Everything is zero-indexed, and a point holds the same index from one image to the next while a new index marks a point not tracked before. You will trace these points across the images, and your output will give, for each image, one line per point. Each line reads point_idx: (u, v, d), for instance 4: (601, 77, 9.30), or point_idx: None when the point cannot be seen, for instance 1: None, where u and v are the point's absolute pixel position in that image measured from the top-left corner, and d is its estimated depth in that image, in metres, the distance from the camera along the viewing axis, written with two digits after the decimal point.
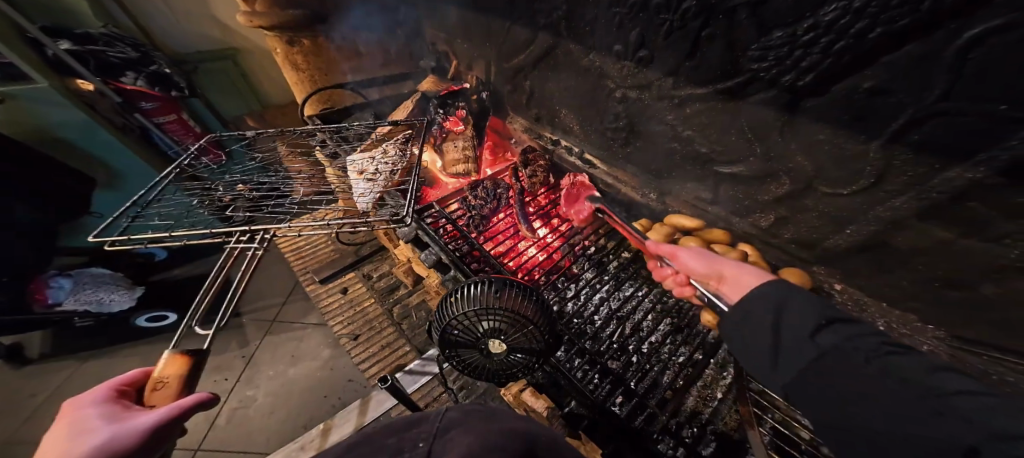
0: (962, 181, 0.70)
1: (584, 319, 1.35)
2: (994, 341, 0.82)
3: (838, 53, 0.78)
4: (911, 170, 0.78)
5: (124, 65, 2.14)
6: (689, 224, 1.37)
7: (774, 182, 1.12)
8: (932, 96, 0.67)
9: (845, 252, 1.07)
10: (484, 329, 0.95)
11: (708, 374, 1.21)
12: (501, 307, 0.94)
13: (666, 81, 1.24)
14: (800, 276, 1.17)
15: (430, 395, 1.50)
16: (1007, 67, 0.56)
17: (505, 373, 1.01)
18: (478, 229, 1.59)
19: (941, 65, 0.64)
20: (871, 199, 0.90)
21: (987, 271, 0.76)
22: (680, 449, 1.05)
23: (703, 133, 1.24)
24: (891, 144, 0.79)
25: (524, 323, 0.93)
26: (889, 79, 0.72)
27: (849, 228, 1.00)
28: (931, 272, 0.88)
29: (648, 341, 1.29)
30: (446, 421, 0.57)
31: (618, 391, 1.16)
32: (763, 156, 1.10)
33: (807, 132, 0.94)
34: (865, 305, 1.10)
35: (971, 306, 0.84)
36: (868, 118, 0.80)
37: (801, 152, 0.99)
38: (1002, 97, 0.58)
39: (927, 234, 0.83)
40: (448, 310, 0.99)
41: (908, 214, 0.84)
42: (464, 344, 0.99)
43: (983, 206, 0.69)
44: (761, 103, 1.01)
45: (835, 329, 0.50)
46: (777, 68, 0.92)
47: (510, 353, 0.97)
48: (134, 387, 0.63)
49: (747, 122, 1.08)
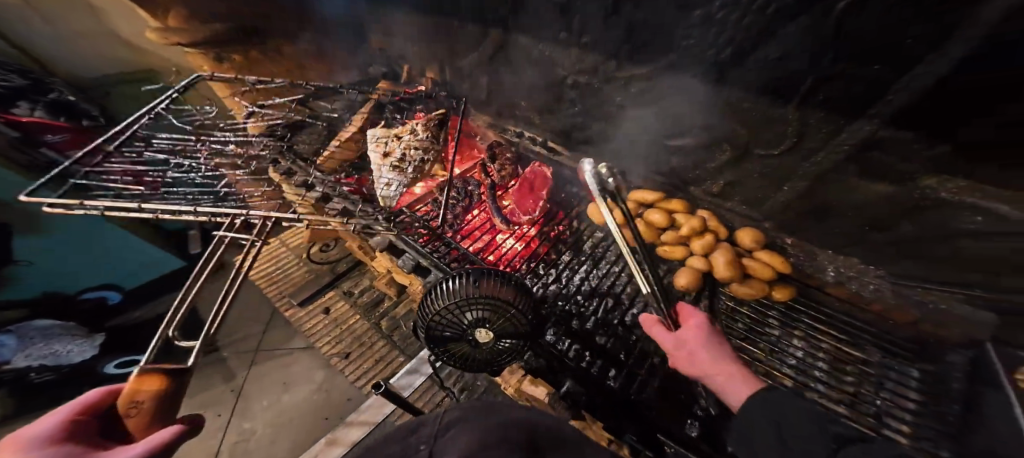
0: (864, 132, 0.89)
1: (569, 298, 1.40)
2: (933, 278, 1.04)
3: (748, 25, 0.90)
4: (824, 127, 0.96)
5: (13, 93, 1.83)
6: (651, 197, 1.45)
7: (718, 150, 1.27)
8: (827, 58, 0.83)
9: (786, 206, 1.25)
10: (469, 321, 0.94)
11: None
12: (481, 296, 0.93)
13: (610, 64, 1.30)
14: (756, 235, 1.30)
15: (433, 401, 1.51)
16: (866, 35, 0.74)
17: (496, 362, 1.02)
18: (454, 228, 1.61)
19: (829, 31, 0.78)
20: (799, 157, 1.08)
21: (903, 214, 0.98)
22: (677, 412, 1.13)
23: (652, 112, 1.33)
24: (802, 105, 0.96)
25: (507, 307, 0.93)
26: (791, 48, 0.87)
27: (789, 184, 1.18)
28: (859, 216, 1.08)
29: (631, 312, 1.36)
30: (446, 420, 0.59)
31: (610, 366, 1.22)
32: (704, 128, 1.24)
33: (735, 102, 1.10)
34: (814, 254, 1.27)
35: (898, 242, 1.05)
36: (782, 87, 0.96)
37: (735, 121, 1.14)
38: (874, 60, 0.76)
39: (842, 184, 1.04)
40: (429, 306, 0.97)
41: (829, 167, 1.03)
42: (452, 339, 0.97)
43: (883, 153, 0.89)
44: (697, 79, 1.13)
45: (850, 453, 0.47)
46: (701, 44, 1.03)
47: (498, 340, 0.97)
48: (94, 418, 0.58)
49: (685, 96, 1.19)
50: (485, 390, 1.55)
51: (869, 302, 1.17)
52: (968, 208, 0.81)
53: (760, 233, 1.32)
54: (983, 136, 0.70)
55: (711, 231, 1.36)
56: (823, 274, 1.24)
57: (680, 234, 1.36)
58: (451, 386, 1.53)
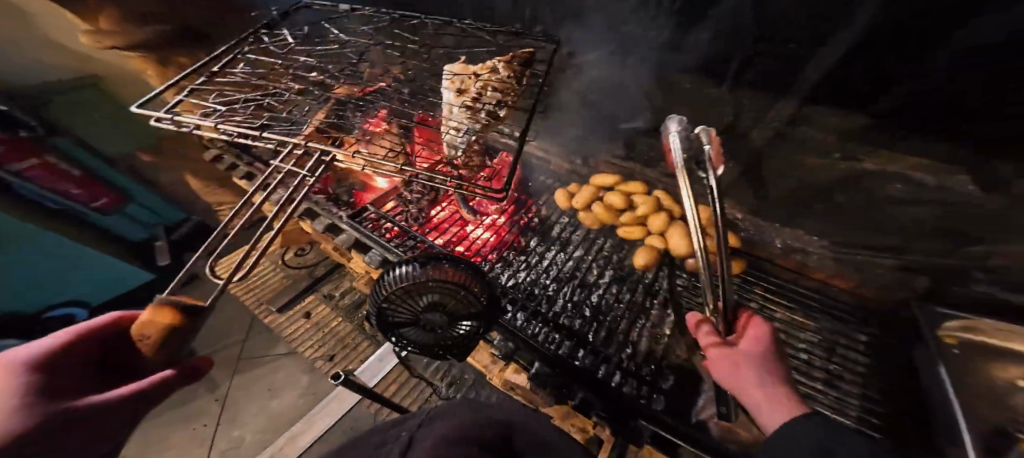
0: (788, 107, 0.99)
1: (538, 283, 1.43)
2: (867, 243, 1.12)
3: (677, 9, 1.01)
4: (755, 104, 1.05)
5: None
6: (612, 181, 1.50)
7: (668, 131, 1.34)
8: (748, 41, 0.94)
9: (734, 182, 1.32)
10: (423, 305, 0.94)
11: (655, 314, 1.33)
12: (433, 279, 0.92)
13: (564, 52, 1.35)
14: (707, 211, 1.36)
15: (421, 397, 1.56)
16: (771, 16, 0.86)
17: (456, 346, 1.03)
18: (419, 222, 1.57)
19: (744, 13, 0.89)
20: (739, 133, 1.15)
21: (835, 183, 1.06)
22: (642, 386, 1.15)
23: (604, 96, 1.39)
24: (735, 85, 1.05)
25: (460, 291, 0.93)
26: (719, 30, 0.97)
27: (731, 161, 1.26)
28: (795, 179, 1.14)
29: (598, 294, 1.40)
30: (428, 414, 0.75)
31: (579, 348, 1.23)
32: (653, 109, 1.30)
33: (677, 83, 1.17)
34: (762, 228, 1.33)
35: (835, 210, 1.13)
36: (715, 66, 1.05)
37: (681, 102, 1.21)
38: (789, 39, 0.87)
39: (780, 157, 1.12)
40: (380, 291, 0.96)
41: (765, 142, 1.11)
42: (404, 323, 0.98)
43: (809, 126, 0.98)
44: (643, 63, 1.20)
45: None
46: (643, 29, 1.12)
47: (455, 323, 0.99)
48: (95, 353, 0.40)
49: (634, 80, 1.26)
50: (473, 383, 1.59)
51: (816, 271, 1.25)
52: (892, 177, 0.93)
53: (711, 209, 1.37)
54: (883, 110, 0.84)
55: (667, 209, 1.42)
56: (771, 245, 1.31)
57: (637, 214, 1.42)
58: (439, 383, 1.58)
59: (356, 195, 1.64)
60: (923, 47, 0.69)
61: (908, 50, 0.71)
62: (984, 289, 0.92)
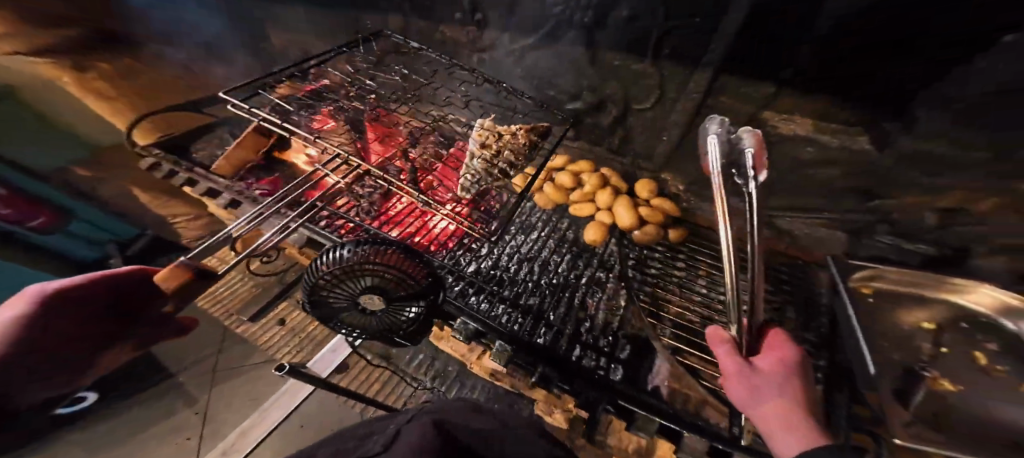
0: (705, 79, 1.04)
1: (499, 267, 1.30)
2: (789, 206, 1.19)
3: None
4: (676, 76, 1.09)
5: None
6: (560, 162, 1.52)
7: (605, 110, 1.36)
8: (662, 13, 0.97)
9: (673, 155, 1.37)
10: (361, 287, 0.86)
11: (610, 287, 1.26)
12: (372, 262, 0.82)
13: (504, 38, 1.32)
14: (650, 185, 1.40)
15: (406, 395, 1.46)
16: None
17: (398, 329, 0.99)
18: (370, 215, 1.45)
19: None
20: (668, 106, 1.19)
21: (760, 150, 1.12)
22: (601, 358, 1.08)
23: (543, 78, 1.38)
24: (657, 59, 1.08)
25: (408, 279, 0.87)
26: (636, 6, 1.00)
27: (668, 132, 1.29)
28: None
29: (557, 273, 1.30)
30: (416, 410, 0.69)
31: (540, 325, 1.13)
32: (591, 89, 1.32)
33: (606, 61, 1.19)
34: (697, 197, 1.43)
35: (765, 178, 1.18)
36: (635, 40, 1.08)
37: (613, 80, 1.24)
38: (694, 13, 0.92)
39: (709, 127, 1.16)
40: (314, 272, 0.85)
41: (692, 113, 1.15)
42: (342, 307, 0.91)
43: (725, 96, 1.03)
44: (575, 43, 1.21)
45: None
46: (569, 9, 1.13)
47: (393, 306, 0.92)
48: (100, 299, 0.39)
49: (568, 61, 1.27)
50: (457, 376, 1.51)
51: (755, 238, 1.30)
52: (801, 140, 1.02)
53: (654, 182, 1.41)
54: (785, 78, 0.91)
55: (614, 185, 1.43)
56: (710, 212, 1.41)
57: (586, 191, 1.41)
58: (423, 377, 1.48)
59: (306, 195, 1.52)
60: (905, 32, 0.70)
61: (886, 35, 0.72)
62: (892, 241, 1.05)
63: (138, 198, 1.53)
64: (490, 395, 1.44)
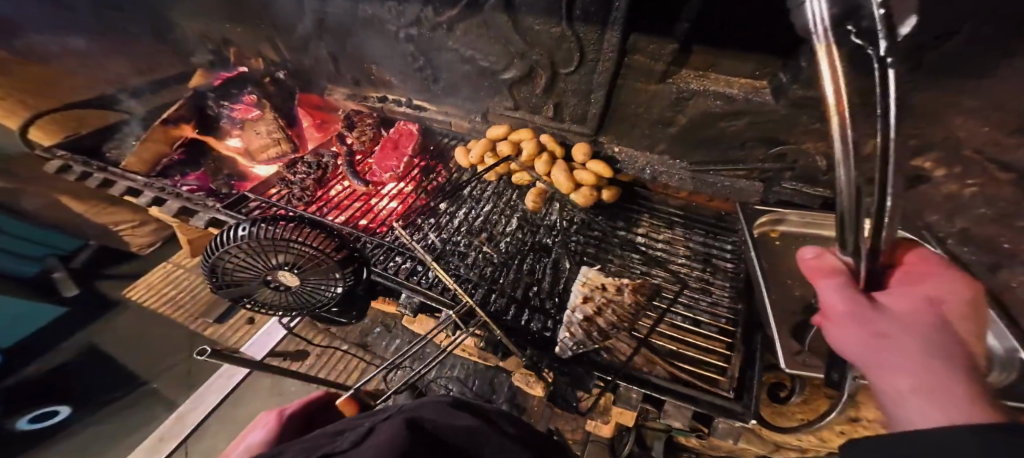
0: (615, 40, 0.98)
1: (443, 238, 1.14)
2: (734, 161, 1.12)
3: None
4: (590, 37, 1.00)
5: None
6: (502, 132, 1.26)
7: (535, 76, 1.18)
8: None
9: (625, 124, 1.20)
10: (275, 263, 0.84)
11: (558, 251, 1.10)
12: (287, 241, 0.81)
13: (426, 11, 1.15)
14: (585, 148, 1.21)
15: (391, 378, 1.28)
16: None
17: (317, 305, 0.94)
18: (305, 202, 1.24)
19: None
20: (589, 72, 1.10)
21: (701, 116, 1.06)
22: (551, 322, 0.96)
23: (475, 48, 1.18)
24: (571, 21, 0.99)
25: (322, 257, 0.84)
26: None
27: (594, 94, 1.14)
28: (657, 116, 1.12)
29: (506, 240, 1.13)
30: (409, 405, 0.38)
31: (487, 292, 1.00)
32: (518, 56, 1.14)
33: (527, 27, 1.06)
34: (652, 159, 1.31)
35: (711, 140, 1.10)
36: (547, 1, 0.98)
37: (536, 47, 1.10)
38: None
39: (627, 88, 1.10)
40: (217, 251, 0.83)
41: (614, 69, 1.05)
42: (253, 283, 0.89)
43: (642, 56, 1.00)
44: (496, 8, 1.05)
45: None
46: None
47: (308, 283, 0.89)
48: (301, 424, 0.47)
49: (493, 31, 1.11)
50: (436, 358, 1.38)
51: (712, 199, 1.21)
52: (711, 95, 0.99)
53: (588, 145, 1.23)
54: (684, 32, 0.90)
55: (553, 151, 1.24)
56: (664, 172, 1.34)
57: (526, 160, 1.22)
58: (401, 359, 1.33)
59: (237, 186, 1.38)
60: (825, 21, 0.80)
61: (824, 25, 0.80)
62: (794, 186, 1.07)
63: (70, 206, 1.35)
64: (468, 374, 1.32)
